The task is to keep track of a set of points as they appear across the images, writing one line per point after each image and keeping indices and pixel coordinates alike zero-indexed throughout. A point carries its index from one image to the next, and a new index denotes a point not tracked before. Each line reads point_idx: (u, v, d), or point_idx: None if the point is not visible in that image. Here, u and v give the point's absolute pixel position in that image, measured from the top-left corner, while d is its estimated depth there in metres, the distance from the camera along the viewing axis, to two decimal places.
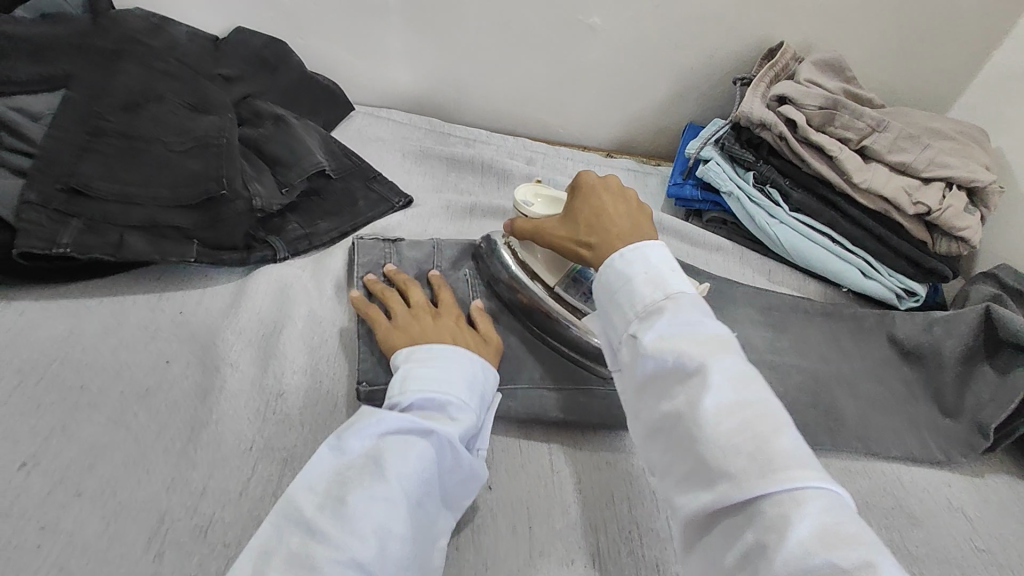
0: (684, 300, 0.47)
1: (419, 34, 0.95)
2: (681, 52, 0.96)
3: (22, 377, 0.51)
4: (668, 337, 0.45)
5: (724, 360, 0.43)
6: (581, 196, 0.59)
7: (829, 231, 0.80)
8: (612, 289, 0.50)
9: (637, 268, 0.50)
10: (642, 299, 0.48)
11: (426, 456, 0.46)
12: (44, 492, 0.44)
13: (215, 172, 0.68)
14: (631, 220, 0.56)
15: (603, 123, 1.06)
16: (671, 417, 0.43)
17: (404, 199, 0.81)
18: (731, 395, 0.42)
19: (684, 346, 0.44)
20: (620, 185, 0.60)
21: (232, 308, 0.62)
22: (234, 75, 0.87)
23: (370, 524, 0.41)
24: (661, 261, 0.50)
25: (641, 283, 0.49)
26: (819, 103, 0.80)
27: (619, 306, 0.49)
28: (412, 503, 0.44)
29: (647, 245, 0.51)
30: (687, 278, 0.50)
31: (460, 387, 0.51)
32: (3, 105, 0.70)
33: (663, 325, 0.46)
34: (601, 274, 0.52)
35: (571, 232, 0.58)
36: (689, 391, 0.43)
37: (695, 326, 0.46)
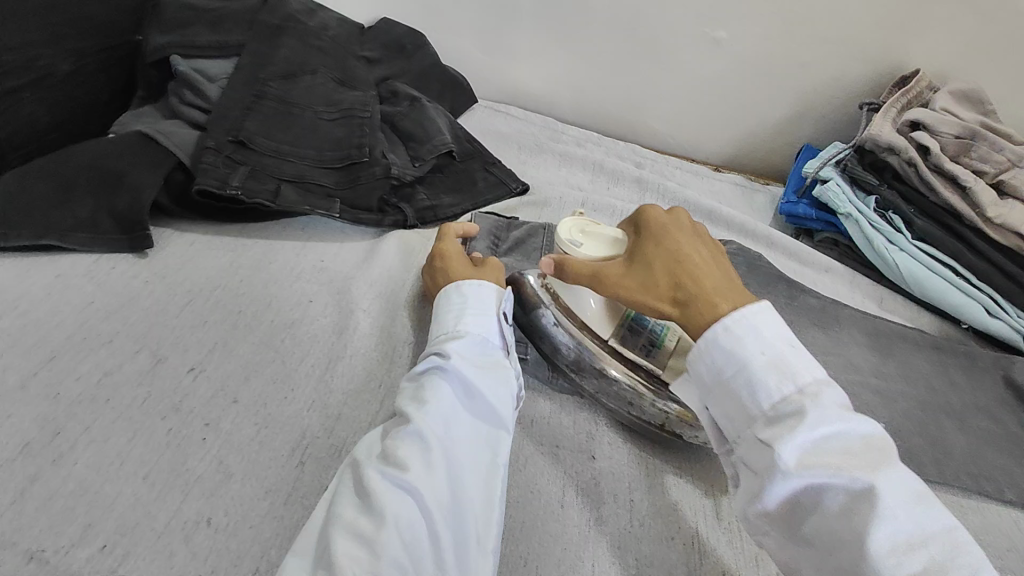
0: (822, 394, 0.43)
1: (547, 35, 1.00)
2: (804, 72, 0.95)
3: (192, 297, 0.58)
4: (818, 454, 0.41)
5: (885, 474, 0.40)
6: (653, 236, 0.56)
7: (954, 263, 0.78)
8: (725, 376, 0.46)
9: (752, 347, 0.45)
10: (770, 395, 0.44)
11: (439, 387, 0.48)
12: (208, 395, 0.50)
13: (357, 139, 0.75)
14: (721, 273, 0.53)
15: (714, 137, 1.06)
16: (838, 541, 0.39)
17: (521, 185, 0.85)
18: (909, 520, 0.38)
19: (840, 463, 0.40)
20: (690, 227, 0.57)
21: (366, 262, 0.67)
22: (375, 58, 0.94)
23: (402, 451, 0.43)
24: (777, 335, 0.46)
25: (762, 369, 0.44)
26: (955, 132, 0.79)
27: (742, 400, 0.45)
28: (442, 432, 0.45)
29: (756, 313, 0.47)
30: (811, 356, 0.46)
31: (458, 323, 0.53)
32: (186, 68, 0.79)
33: (806, 432, 0.42)
34: (704, 349, 0.47)
35: (647, 283, 0.54)
36: (856, 518, 0.39)
37: (840, 430, 0.42)
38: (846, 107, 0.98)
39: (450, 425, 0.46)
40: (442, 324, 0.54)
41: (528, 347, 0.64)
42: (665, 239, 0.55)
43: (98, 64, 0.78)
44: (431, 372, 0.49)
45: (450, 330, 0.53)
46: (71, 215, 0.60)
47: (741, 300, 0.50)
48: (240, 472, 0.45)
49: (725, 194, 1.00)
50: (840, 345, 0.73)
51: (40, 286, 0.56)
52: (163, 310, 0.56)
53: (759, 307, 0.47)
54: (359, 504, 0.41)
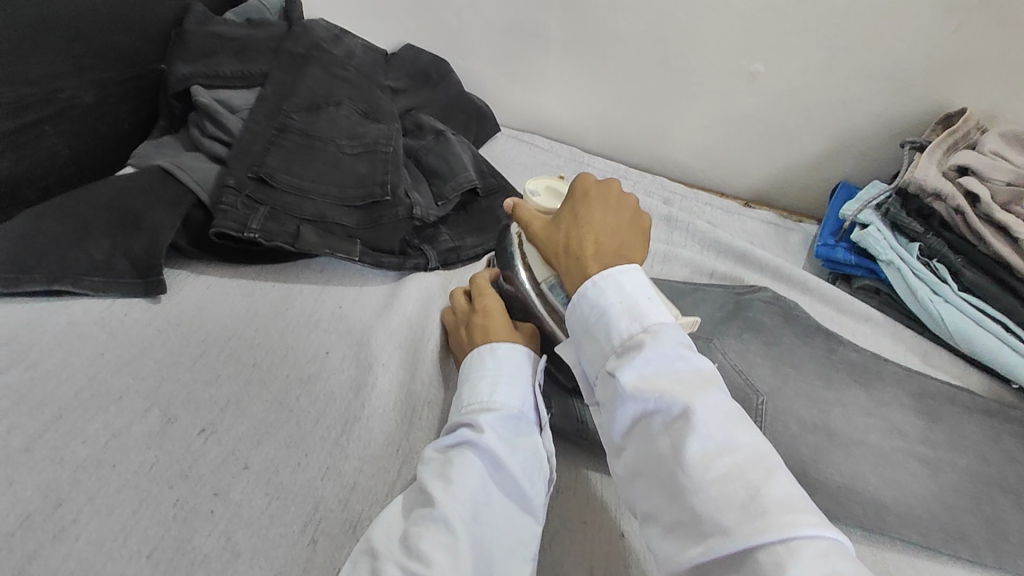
0: (662, 332, 0.44)
1: (574, 64, 0.97)
2: (844, 109, 0.91)
3: (205, 347, 0.56)
4: (650, 380, 0.42)
5: (708, 397, 0.40)
6: (575, 198, 0.56)
7: (1005, 319, 0.72)
8: (587, 323, 0.47)
9: (612, 296, 0.47)
10: (621, 335, 0.45)
11: (469, 465, 0.45)
12: (218, 460, 0.48)
13: (381, 176, 0.73)
14: (615, 238, 0.53)
15: (746, 172, 1.02)
16: (659, 457, 0.40)
17: None
18: (718, 434, 0.39)
19: (666, 387, 0.41)
20: (617, 200, 0.57)
21: (386, 309, 0.65)
22: (399, 88, 0.92)
23: (426, 542, 0.40)
24: (637, 288, 0.47)
25: (617, 313, 0.46)
26: (1008, 179, 0.75)
27: (597, 342, 0.46)
28: (469, 520, 0.42)
29: (625, 272, 0.48)
30: (664, 307, 0.47)
31: (491, 391, 0.51)
32: (209, 98, 0.78)
33: (649, 359, 0.43)
34: (574, 301, 0.49)
35: (552, 238, 0.55)
36: (673, 434, 0.39)
37: (677, 364, 0.43)
38: (888, 145, 0.93)
39: (478, 512, 0.43)
40: (473, 390, 0.52)
41: (555, 404, 0.61)
42: (581, 206, 0.55)
43: (121, 95, 0.77)
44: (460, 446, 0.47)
45: (481, 399, 0.51)
46: (86, 258, 0.58)
47: (620, 262, 0.50)
48: (248, 551, 0.43)
49: (757, 232, 0.96)
50: (882, 406, 0.69)
51: (51, 335, 0.54)
52: (175, 362, 0.54)
53: (630, 270, 0.49)
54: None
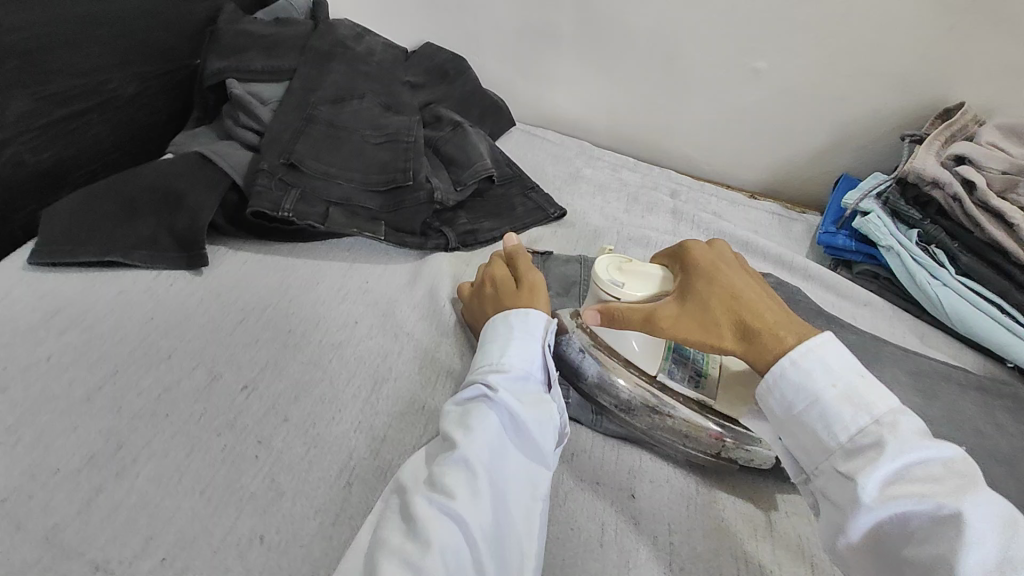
0: (901, 424, 0.41)
1: (585, 61, 1.02)
2: (845, 103, 0.95)
3: (244, 315, 0.60)
4: (902, 483, 0.40)
5: (973, 500, 0.37)
6: (699, 271, 0.54)
7: (1000, 300, 0.75)
8: (804, 409, 0.45)
9: (823, 380, 0.45)
10: (848, 427, 0.43)
11: (485, 417, 0.49)
12: (260, 412, 0.52)
13: (402, 163, 0.77)
14: (773, 305, 0.52)
15: (751, 165, 1.06)
16: (924, 564, 0.38)
17: (558, 211, 0.86)
18: (998, 546, 0.35)
19: (924, 490, 0.39)
20: (732, 258, 0.56)
21: (410, 285, 0.69)
22: (418, 83, 0.97)
23: (448, 479, 0.44)
24: (845, 366, 0.45)
25: (835, 401, 0.44)
26: (1002, 167, 0.78)
27: (818, 430, 0.44)
28: (487, 462, 0.46)
29: (824, 344, 0.46)
30: (882, 386, 0.45)
31: (504, 352, 0.54)
32: (242, 90, 0.83)
33: (905, 459, 0.40)
34: (770, 384, 0.47)
35: (705, 319, 0.51)
36: (938, 543, 0.37)
37: (930, 461, 0.40)
38: (888, 138, 0.97)
39: (495, 456, 0.47)
40: (487, 351, 0.55)
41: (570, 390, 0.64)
42: (714, 275, 0.53)
43: (159, 87, 0.82)
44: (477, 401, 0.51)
45: (495, 359, 0.54)
46: (134, 233, 0.63)
47: (806, 332, 0.48)
48: (291, 491, 0.47)
49: (762, 223, 1.00)
50: (880, 382, 0.72)
51: (104, 301, 0.58)
52: (218, 328, 0.58)
53: (826, 340, 0.46)
54: (405, 529, 0.42)
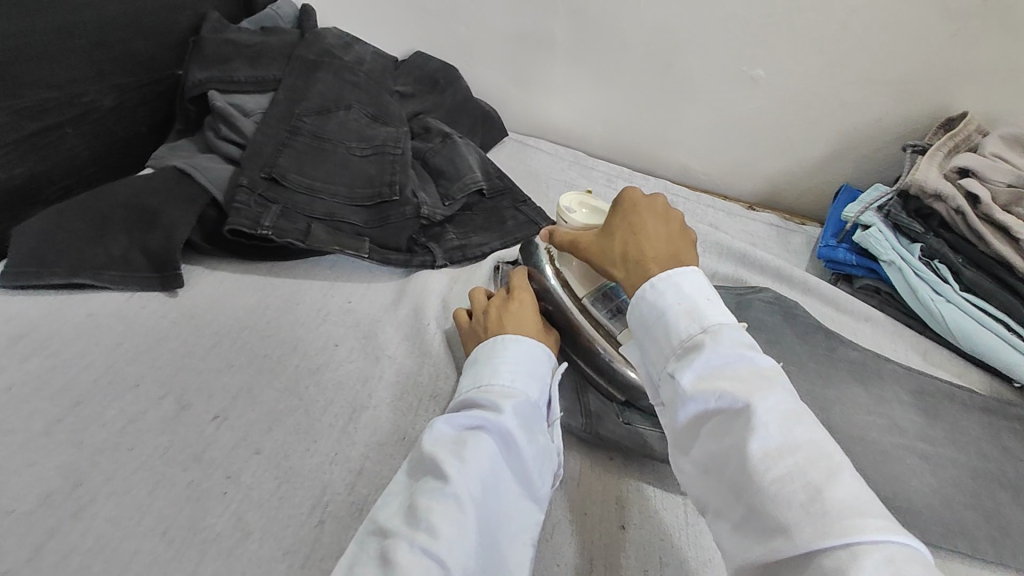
0: (722, 332, 0.41)
1: (578, 70, 1.00)
2: (845, 112, 0.93)
3: (218, 339, 0.58)
4: (710, 379, 0.40)
5: (772, 393, 0.38)
6: (620, 211, 0.55)
7: (1006, 318, 0.72)
8: (647, 326, 0.45)
9: (670, 298, 0.45)
10: (680, 335, 0.43)
11: (481, 445, 0.46)
12: (230, 445, 0.49)
13: (388, 176, 0.75)
14: (670, 245, 0.51)
15: (748, 175, 1.04)
16: (724, 461, 0.38)
17: (551, 224, 0.83)
18: (778, 432, 0.36)
19: (726, 386, 0.39)
20: (666, 210, 0.54)
21: (393, 305, 0.66)
22: (408, 93, 0.95)
23: (435, 515, 0.40)
24: (694, 287, 0.45)
25: (677, 314, 0.44)
26: (1008, 180, 0.74)
27: (658, 345, 0.44)
28: (477, 498, 0.43)
29: (683, 273, 0.46)
30: (724, 303, 0.44)
31: (508, 375, 0.52)
32: (225, 102, 0.80)
33: (700, 363, 0.41)
34: (632, 304, 0.47)
35: (607, 249, 0.54)
36: (734, 435, 0.37)
37: (737, 363, 0.40)
38: (889, 148, 0.94)
39: (485, 492, 0.44)
40: (486, 374, 0.52)
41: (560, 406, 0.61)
42: (631, 213, 0.54)
43: (139, 99, 0.80)
44: (474, 426, 0.48)
45: (494, 384, 0.51)
46: (105, 253, 0.60)
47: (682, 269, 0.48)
48: (258, 531, 0.44)
49: (760, 235, 0.97)
50: (881, 402, 0.69)
51: (71, 325, 0.56)
52: (189, 353, 0.56)
53: (690, 274, 0.46)
54: (381, 573, 0.38)
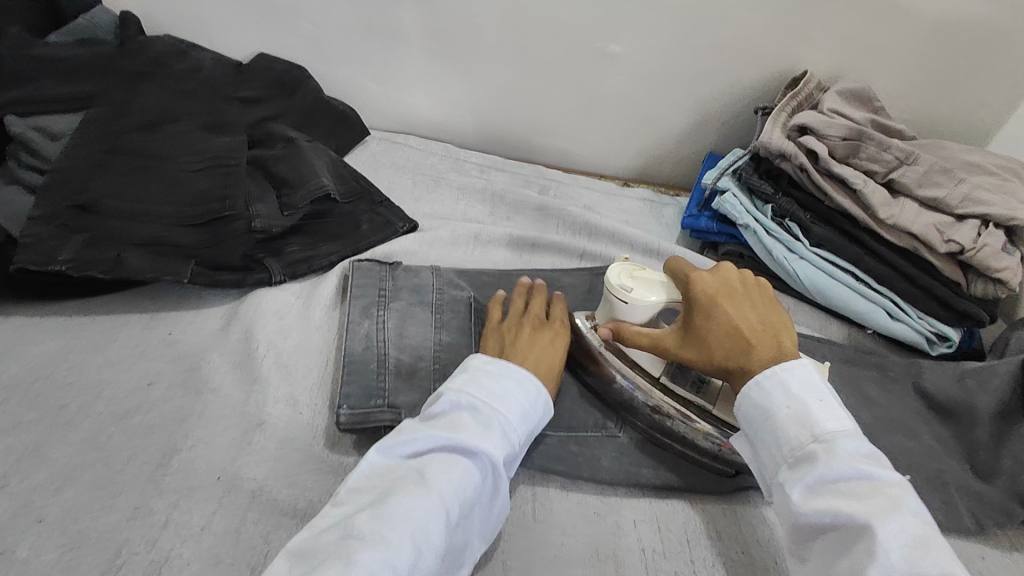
0: (838, 445, 0.44)
1: (436, 60, 0.94)
2: (700, 83, 0.93)
3: (5, 395, 0.52)
4: (825, 494, 0.43)
5: (892, 515, 0.40)
6: (696, 293, 0.55)
7: (853, 269, 0.75)
8: (759, 427, 0.48)
9: (779, 399, 0.47)
10: (793, 441, 0.45)
11: (466, 471, 0.45)
12: (7, 516, 0.44)
13: (221, 191, 0.69)
14: (761, 325, 0.53)
15: (623, 151, 1.03)
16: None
17: (410, 223, 0.79)
18: (900, 559, 0.38)
19: (840, 505, 0.41)
20: (738, 283, 0.56)
21: (224, 330, 0.61)
22: (252, 98, 0.88)
23: (403, 527, 0.40)
24: (805, 388, 0.47)
25: (787, 419, 0.46)
26: (843, 134, 0.75)
27: (767, 448, 0.47)
28: (450, 518, 0.43)
29: (790, 368, 0.48)
30: (839, 408, 0.46)
31: (513, 409, 0.51)
32: (26, 126, 0.72)
33: (813, 477, 0.43)
34: (741, 398, 0.50)
35: (691, 338, 0.54)
36: (851, 556, 0.39)
37: (857, 480, 0.42)
38: (745, 113, 0.95)
39: (455, 519, 0.43)
40: (493, 397, 0.51)
41: (403, 411, 0.54)
42: (707, 293, 0.54)
43: None
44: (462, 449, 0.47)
45: (494, 415, 0.49)
46: None
47: (782, 356, 0.51)
48: None
49: (634, 211, 0.97)
50: None
51: None
52: None
53: (799, 366, 0.48)
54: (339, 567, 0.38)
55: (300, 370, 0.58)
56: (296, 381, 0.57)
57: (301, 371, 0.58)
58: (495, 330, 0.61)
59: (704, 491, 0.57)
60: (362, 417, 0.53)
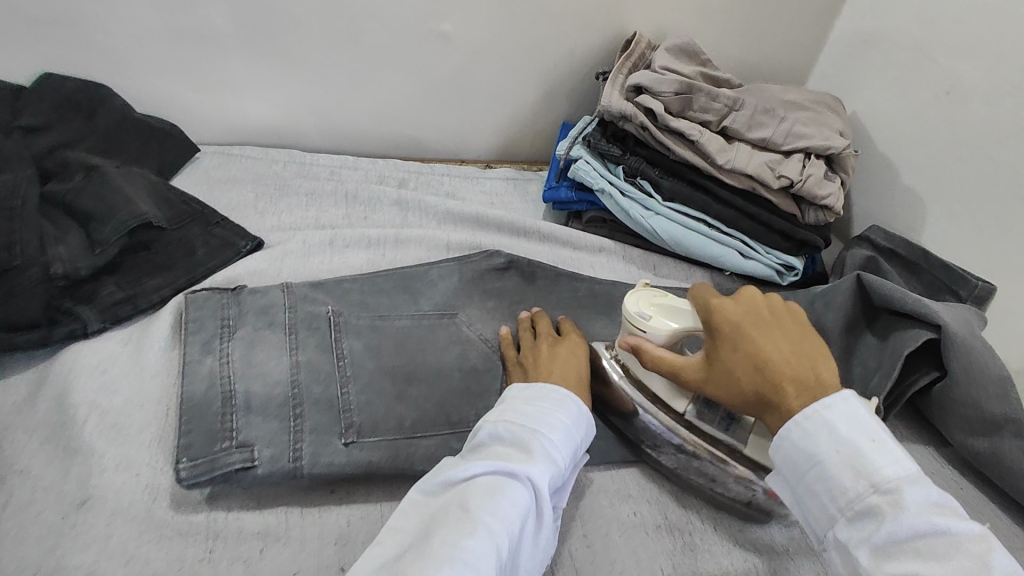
0: (904, 497, 0.40)
1: (259, 59, 0.86)
2: (541, 54, 0.92)
3: None
4: (892, 556, 0.39)
5: (981, 563, 0.37)
6: (726, 332, 0.50)
7: (703, 216, 0.78)
8: (800, 470, 0.44)
9: (826, 444, 0.43)
10: (846, 496, 0.42)
11: (513, 498, 0.44)
12: None
13: (6, 237, 0.59)
14: (803, 360, 0.47)
15: (479, 132, 1.00)
16: None
17: (253, 240, 0.72)
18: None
19: (920, 568, 0.38)
20: (770, 314, 0.50)
21: (32, 399, 0.53)
22: (37, 126, 0.76)
23: (446, 566, 0.38)
24: (853, 426, 0.43)
25: (837, 468, 0.42)
26: (674, 89, 0.77)
27: (820, 500, 0.43)
28: (500, 550, 0.41)
29: (832, 406, 0.44)
30: (893, 442, 0.42)
31: (555, 429, 0.50)
32: None
33: (880, 536, 0.40)
34: (778, 449, 0.46)
35: (724, 377, 0.50)
36: None
37: (933, 534, 0.39)
38: (587, 79, 0.97)
39: (507, 553, 0.42)
40: (532, 419, 0.50)
41: (257, 450, 0.49)
42: (736, 333, 0.49)
43: None
44: (507, 476, 0.45)
45: (539, 436, 0.49)
46: None
47: (819, 389, 0.46)
48: None
49: (498, 191, 0.95)
50: None
51: None
52: None
53: (845, 397, 0.44)
54: None
55: (132, 427, 0.51)
56: (129, 440, 0.51)
57: (134, 428, 0.51)
58: (514, 363, 0.60)
59: (590, 461, 0.58)
60: (204, 467, 0.47)
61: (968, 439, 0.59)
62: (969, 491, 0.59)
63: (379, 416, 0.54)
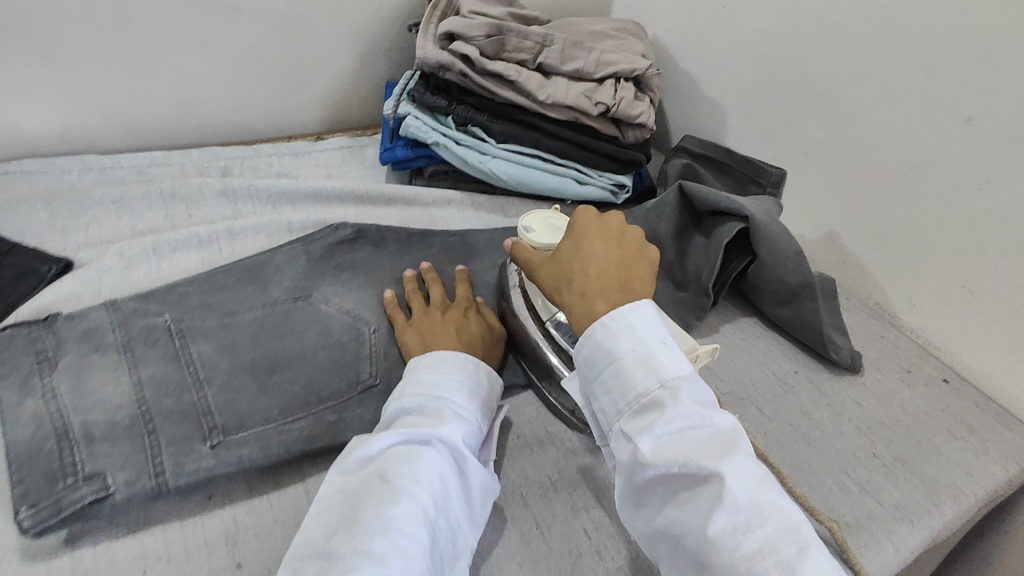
0: (682, 391, 0.44)
1: (18, 60, 0.74)
2: (347, 13, 0.89)
3: None
4: (668, 444, 0.42)
5: (730, 454, 0.41)
6: (573, 237, 0.54)
7: (537, 151, 0.81)
8: (599, 369, 0.47)
9: (625, 343, 0.46)
10: (638, 389, 0.44)
11: (430, 463, 0.46)
12: None
13: None
14: (619, 272, 0.51)
15: (301, 104, 0.95)
16: (682, 528, 0.41)
17: (59, 263, 0.65)
18: (747, 502, 0.39)
19: (688, 454, 0.41)
20: (617, 233, 0.54)
21: None
22: None
23: (376, 545, 0.40)
24: (650, 330, 0.46)
25: (632, 365, 0.45)
26: (485, 32, 0.78)
27: (613, 395, 0.46)
28: (427, 513, 0.43)
29: (634, 311, 0.47)
30: (680, 350, 0.46)
31: (456, 387, 0.52)
32: None
33: (659, 425, 0.43)
34: (585, 347, 0.48)
35: (553, 275, 0.53)
36: (699, 502, 0.40)
37: (697, 425, 0.43)
38: (400, 33, 0.95)
39: (434, 511, 0.44)
40: (431, 385, 0.52)
41: (109, 476, 0.45)
42: (580, 234, 0.54)
43: None
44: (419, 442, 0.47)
45: (442, 399, 0.51)
46: None
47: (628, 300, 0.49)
48: None
49: (334, 162, 0.92)
50: (479, 274, 0.72)
51: None
52: None
53: (643, 304, 0.48)
54: None
55: None
56: None
57: None
58: (407, 329, 0.60)
59: None
60: (51, 511, 0.43)
61: (775, 308, 0.70)
62: (787, 344, 0.70)
63: (244, 410, 0.52)
